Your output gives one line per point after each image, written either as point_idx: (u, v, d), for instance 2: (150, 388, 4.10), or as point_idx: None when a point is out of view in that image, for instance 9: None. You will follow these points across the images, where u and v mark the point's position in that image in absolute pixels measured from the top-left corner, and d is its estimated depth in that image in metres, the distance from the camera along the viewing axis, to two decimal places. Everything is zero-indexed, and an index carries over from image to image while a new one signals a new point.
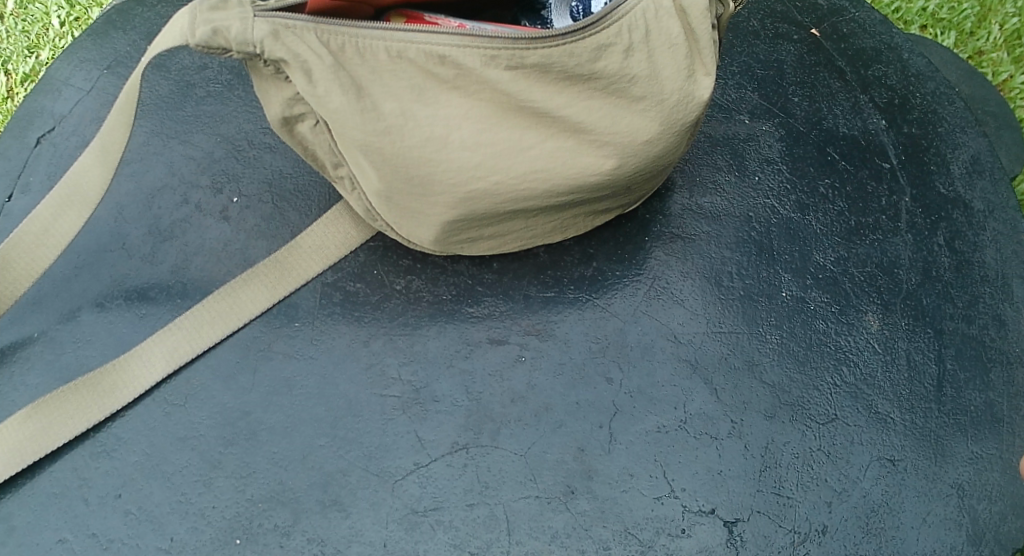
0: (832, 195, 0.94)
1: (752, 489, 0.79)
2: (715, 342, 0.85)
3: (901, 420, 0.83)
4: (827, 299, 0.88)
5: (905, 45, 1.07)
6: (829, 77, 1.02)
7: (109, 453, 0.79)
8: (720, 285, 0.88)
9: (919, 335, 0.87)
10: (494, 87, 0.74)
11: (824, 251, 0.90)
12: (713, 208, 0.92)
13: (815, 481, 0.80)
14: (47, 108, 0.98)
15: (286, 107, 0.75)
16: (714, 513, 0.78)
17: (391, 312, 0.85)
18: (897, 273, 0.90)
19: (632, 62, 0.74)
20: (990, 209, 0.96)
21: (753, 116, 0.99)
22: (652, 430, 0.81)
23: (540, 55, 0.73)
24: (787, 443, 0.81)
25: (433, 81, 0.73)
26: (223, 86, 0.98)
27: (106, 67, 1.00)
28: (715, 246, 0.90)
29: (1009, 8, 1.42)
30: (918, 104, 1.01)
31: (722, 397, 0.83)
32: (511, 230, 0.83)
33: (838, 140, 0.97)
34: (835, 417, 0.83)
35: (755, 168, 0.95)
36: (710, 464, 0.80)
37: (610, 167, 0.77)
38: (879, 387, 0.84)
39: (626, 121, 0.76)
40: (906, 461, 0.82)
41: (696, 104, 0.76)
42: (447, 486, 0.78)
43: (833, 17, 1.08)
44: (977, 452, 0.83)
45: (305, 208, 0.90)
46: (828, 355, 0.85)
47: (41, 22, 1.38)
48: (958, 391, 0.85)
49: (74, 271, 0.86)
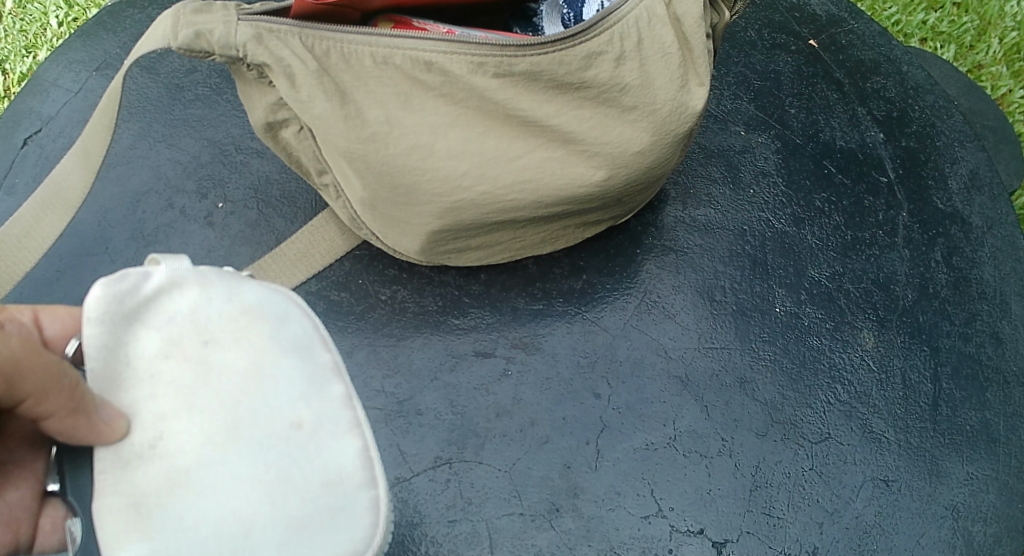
0: (828, 209, 0.92)
1: (742, 509, 0.78)
2: (706, 359, 0.84)
3: (896, 439, 0.81)
4: (821, 315, 0.86)
5: (904, 58, 1.04)
6: (828, 89, 1.00)
7: None
8: (713, 300, 0.87)
9: (915, 352, 0.85)
10: (481, 94, 0.72)
11: (820, 266, 0.89)
12: (706, 220, 0.91)
13: (807, 501, 0.78)
14: (35, 109, 0.96)
15: (270, 113, 0.74)
16: (702, 534, 0.77)
17: (375, 323, 0.83)
18: (893, 289, 0.88)
19: (623, 71, 0.73)
20: (989, 224, 0.94)
21: (749, 128, 0.97)
22: (640, 447, 0.80)
23: (528, 63, 0.72)
24: (779, 462, 0.80)
25: (420, 87, 0.72)
26: (212, 89, 0.96)
27: (96, 69, 0.98)
28: (708, 260, 0.88)
29: (1008, 22, 1.40)
30: (917, 117, 0.99)
31: (712, 414, 0.81)
32: (500, 241, 0.82)
33: (835, 153, 0.95)
34: (828, 436, 0.81)
35: (750, 180, 0.93)
36: (699, 482, 0.79)
37: (601, 178, 0.76)
38: (874, 406, 0.83)
39: (617, 132, 0.74)
40: (900, 481, 0.80)
41: (690, 114, 0.74)
42: (429, 501, 0.76)
43: (832, 28, 1.05)
44: (972, 472, 0.81)
45: (291, 215, 0.88)
46: (821, 372, 0.84)
47: (39, 22, 1.36)
48: (953, 410, 0.83)
49: (56, 274, 0.85)
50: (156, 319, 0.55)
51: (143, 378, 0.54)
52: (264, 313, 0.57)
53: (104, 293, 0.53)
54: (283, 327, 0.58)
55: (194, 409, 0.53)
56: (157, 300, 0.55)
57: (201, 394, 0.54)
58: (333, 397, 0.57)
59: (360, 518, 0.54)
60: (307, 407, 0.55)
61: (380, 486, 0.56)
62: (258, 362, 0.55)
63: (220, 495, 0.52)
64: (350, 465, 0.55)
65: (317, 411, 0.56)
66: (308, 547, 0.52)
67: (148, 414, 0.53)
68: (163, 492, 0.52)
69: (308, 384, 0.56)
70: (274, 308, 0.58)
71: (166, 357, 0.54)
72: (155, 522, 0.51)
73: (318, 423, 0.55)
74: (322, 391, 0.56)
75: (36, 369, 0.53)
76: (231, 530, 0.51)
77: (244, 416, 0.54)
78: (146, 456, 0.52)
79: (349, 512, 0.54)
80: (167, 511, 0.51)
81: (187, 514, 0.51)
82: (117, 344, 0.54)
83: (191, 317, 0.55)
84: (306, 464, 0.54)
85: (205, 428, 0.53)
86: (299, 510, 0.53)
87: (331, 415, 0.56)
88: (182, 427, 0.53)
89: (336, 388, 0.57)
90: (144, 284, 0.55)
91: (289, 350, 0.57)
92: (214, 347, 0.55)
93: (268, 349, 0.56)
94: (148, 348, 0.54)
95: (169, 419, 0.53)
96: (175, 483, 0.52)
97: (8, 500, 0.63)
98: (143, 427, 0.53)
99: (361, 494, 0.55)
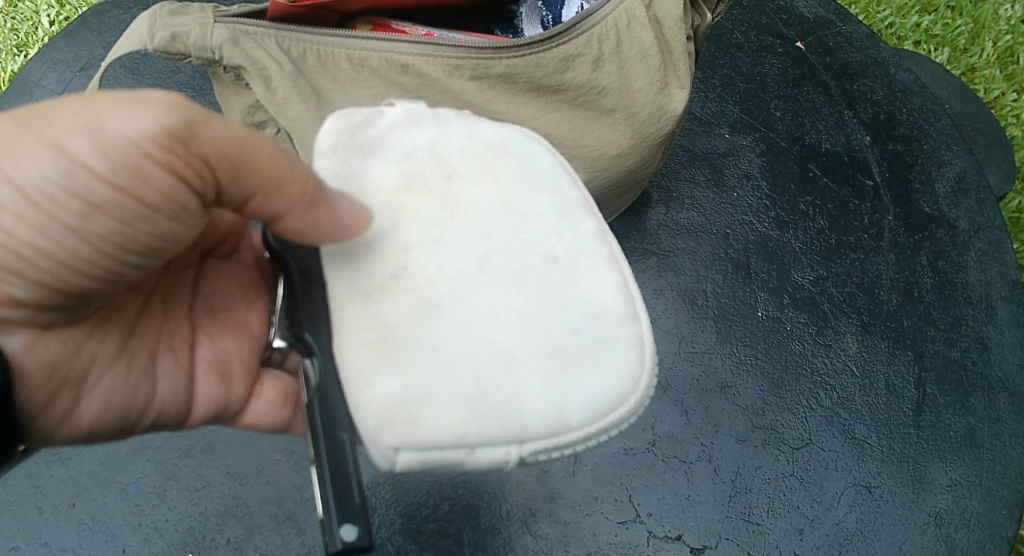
0: (813, 213, 0.91)
1: (721, 514, 0.77)
2: (686, 363, 0.83)
3: (877, 445, 0.81)
4: (804, 320, 0.86)
5: (893, 60, 1.03)
6: (814, 91, 0.99)
7: (63, 462, 0.77)
8: (694, 304, 0.86)
9: (899, 358, 0.85)
10: (458, 97, 0.72)
11: (803, 271, 0.88)
12: (688, 223, 0.90)
13: (787, 508, 0.78)
14: (19, 109, 0.96)
15: (247, 115, 0.73)
16: (680, 539, 0.76)
17: None
18: (877, 293, 0.88)
19: (601, 74, 0.72)
20: (976, 228, 0.93)
21: (734, 130, 0.96)
22: (618, 452, 0.79)
23: (505, 66, 0.71)
24: (759, 468, 0.79)
25: (396, 91, 0.72)
26: (195, 90, 0.95)
27: (79, 69, 0.98)
28: (690, 263, 0.88)
29: (1002, 25, 1.39)
30: (904, 120, 0.98)
31: (692, 420, 0.81)
32: None
33: (820, 156, 0.95)
34: (810, 442, 0.81)
35: (734, 184, 0.93)
36: (677, 488, 0.78)
37: (579, 181, 0.75)
38: (856, 411, 0.82)
39: (596, 134, 0.74)
40: (882, 488, 0.79)
41: (670, 117, 0.74)
42: (404, 506, 0.76)
43: (819, 30, 1.04)
44: (955, 478, 0.81)
45: None
46: (803, 378, 0.83)
47: (31, 21, 1.33)
48: (937, 416, 0.83)
49: None
50: (395, 150, 0.52)
51: (381, 210, 0.50)
52: (506, 149, 0.54)
53: (340, 125, 0.52)
54: (526, 163, 0.54)
55: (440, 241, 0.49)
56: (393, 132, 0.52)
57: (448, 227, 0.50)
58: (586, 233, 0.52)
59: (627, 355, 0.49)
60: (561, 242, 0.51)
61: (643, 322, 0.51)
62: (506, 196, 0.52)
63: (473, 330, 0.48)
64: (609, 301, 0.50)
65: (570, 247, 0.51)
66: (575, 385, 0.48)
67: (392, 246, 0.49)
68: (412, 325, 0.47)
69: (559, 218, 0.52)
70: (516, 146, 0.54)
71: (408, 187, 0.51)
72: (409, 360, 0.46)
73: (575, 257, 0.51)
74: (574, 226, 0.52)
75: (273, 175, 0.52)
76: (489, 366, 0.47)
77: (497, 249, 0.50)
78: (391, 289, 0.48)
79: (614, 348, 0.49)
80: (419, 345, 0.47)
81: (442, 346, 0.47)
82: (354, 176, 0.51)
83: (431, 150, 0.52)
84: (566, 299, 0.50)
85: (458, 262, 0.49)
86: (559, 348, 0.48)
87: (585, 252, 0.51)
88: (431, 258, 0.49)
89: (588, 225, 0.53)
90: (378, 118, 0.52)
91: (537, 186, 0.53)
92: (459, 179, 0.52)
93: (516, 185, 0.52)
94: (387, 179, 0.51)
95: (413, 251, 0.49)
96: (427, 317, 0.47)
97: (224, 346, 0.67)
98: (385, 259, 0.49)
99: (625, 329, 0.50)
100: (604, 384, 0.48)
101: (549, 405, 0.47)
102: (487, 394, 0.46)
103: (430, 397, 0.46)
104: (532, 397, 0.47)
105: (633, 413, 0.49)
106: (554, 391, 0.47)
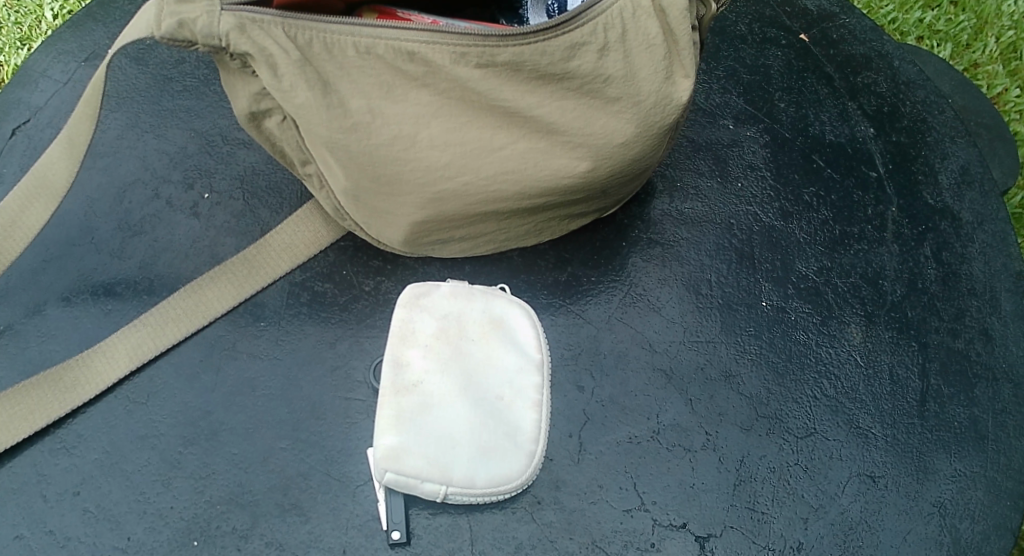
0: (817, 203, 0.91)
1: (726, 503, 0.77)
2: (691, 352, 0.83)
3: (881, 434, 0.81)
4: (809, 310, 0.86)
5: (896, 53, 1.03)
6: (818, 83, 0.99)
7: (68, 450, 0.77)
8: (698, 293, 0.86)
9: (903, 348, 0.85)
10: (463, 85, 0.71)
11: (808, 261, 0.88)
12: (693, 214, 0.90)
13: (791, 497, 0.78)
14: (24, 99, 0.96)
15: (253, 103, 0.73)
16: (685, 528, 0.77)
17: (358, 314, 0.84)
18: (881, 284, 0.88)
19: (607, 62, 0.72)
20: (979, 220, 0.93)
21: (738, 122, 0.96)
22: (623, 440, 0.79)
23: (511, 53, 0.71)
24: (763, 457, 0.79)
25: (402, 77, 0.71)
26: (200, 81, 0.96)
27: (85, 60, 0.98)
28: (694, 253, 0.88)
29: (1005, 20, 1.39)
30: (907, 112, 0.98)
31: (697, 408, 0.81)
32: (482, 233, 0.81)
33: (824, 147, 0.95)
34: (814, 431, 0.81)
35: (739, 174, 0.93)
36: (683, 476, 0.78)
37: (585, 170, 0.76)
38: (860, 401, 0.82)
39: (601, 122, 0.74)
40: (887, 477, 0.79)
41: (674, 106, 0.74)
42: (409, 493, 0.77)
43: (823, 23, 1.05)
44: (960, 470, 0.81)
45: (277, 205, 0.88)
46: (808, 367, 0.83)
47: (35, 14, 1.33)
48: (942, 407, 0.83)
49: (41, 264, 0.85)
50: (436, 311, 0.79)
51: (417, 346, 0.77)
52: (504, 323, 0.79)
53: (412, 291, 0.79)
54: (508, 345, 0.79)
55: (446, 371, 0.76)
56: (434, 302, 0.79)
57: (449, 380, 0.76)
58: (531, 383, 0.77)
59: (518, 459, 0.75)
60: (511, 387, 0.77)
61: (540, 448, 0.76)
62: (487, 358, 0.78)
63: (452, 413, 0.74)
64: (525, 427, 0.76)
65: (517, 396, 0.77)
66: (481, 467, 0.73)
67: (411, 381, 0.75)
68: (420, 405, 0.74)
69: (519, 362, 0.78)
70: (510, 325, 0.80)
71: (435, 338, 0.77)
72: (406, 425, 0.73)
73: (516, 396, 0.77)
74: (523, 374, 0.78)
75: None
76: (447, 435, 0.73)
77: (477, 381, 0.76)
78: (410, 390, 0.75)
79: (513, 456, 0.75)
80: (424, 406, 0.74)
81: (438, 403, 0.74)
82: (408, 319, 0.78)
83: (458, 315, 0.79)
84: (503, 411, 0.76)
85: (454, 386, 0.75)
86: (489, 436, 0.74)
87: (525, 394, 0.77)
88: (434, 395, 0.75)
89: (535, 378, 0.78)
90: (436, 290, 0.80)
91: (514, 350, 0.79)
92: (466, 339, 0.78)
93: (494, 361, 0.78)
94: (416, 357, 0.76)
95: (423, 385, 0.75)
96: (427, 408, 0.74)
97: None
98: (410, 374, 0.75)
99: (524, 445, 0.75)
100: (503, 466, 0.74)
101: (467, 472, 0.73)
102: (440, 451, 0.73)
103: (407, 448, 0.72)
104: (460, 465, 0.73)
105: (508, 490, 0.75)
106: (476, 458, 0.73)
